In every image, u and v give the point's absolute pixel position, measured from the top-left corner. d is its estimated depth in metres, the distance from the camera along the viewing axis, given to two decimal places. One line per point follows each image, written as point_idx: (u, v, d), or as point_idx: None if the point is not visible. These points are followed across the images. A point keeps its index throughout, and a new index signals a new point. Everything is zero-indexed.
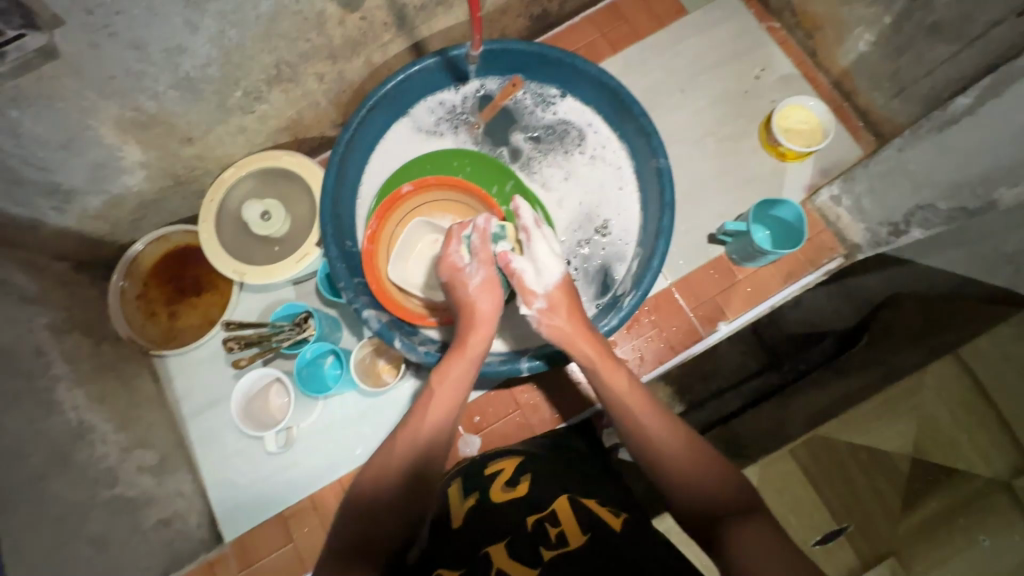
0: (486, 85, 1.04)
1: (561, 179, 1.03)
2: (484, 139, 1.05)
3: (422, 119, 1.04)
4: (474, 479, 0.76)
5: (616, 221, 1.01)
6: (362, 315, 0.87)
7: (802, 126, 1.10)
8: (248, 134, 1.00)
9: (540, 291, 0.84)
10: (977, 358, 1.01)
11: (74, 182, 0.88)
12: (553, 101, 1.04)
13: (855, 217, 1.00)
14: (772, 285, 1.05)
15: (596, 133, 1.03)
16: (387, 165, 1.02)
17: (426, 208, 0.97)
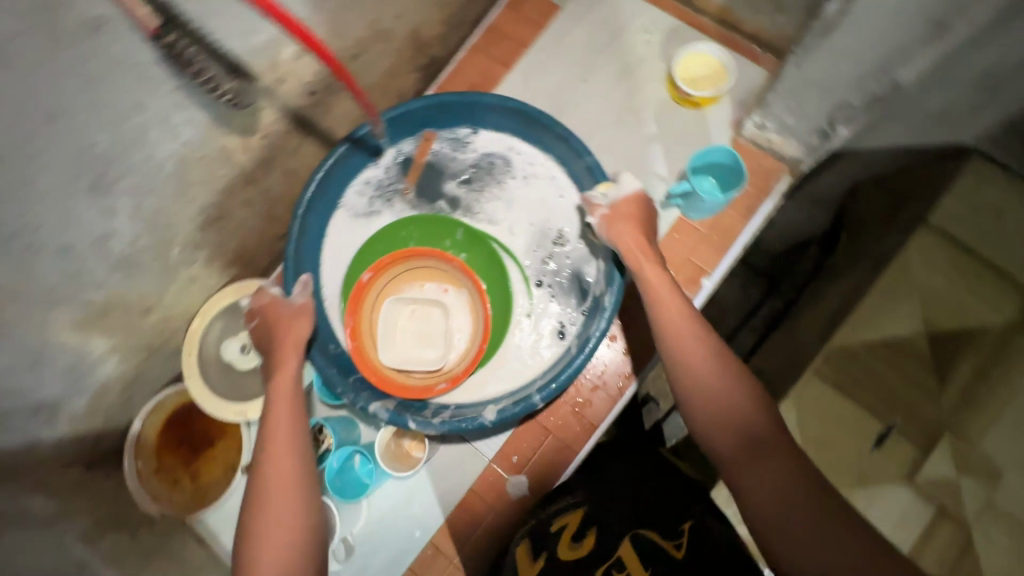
0: (402, 148, 1.05)
1: (505, 209, 1.05)
2: (419, 200, 1.06)
3: (354, 204, 1.04)
4: (541, 537, 0.84)
5: (569, 228, 1.03)
6: (369, 411, 0.89)
7: (704, 72, 1.12)
8: (201, 280, 1.00)
9: (605, 204, 0.92)
10: (948, 221, 1.02)
11: (53, 392, 0.88)
12: (468, 139, 1.06)
13: (784, 135, 1.02)
14: (738, 226, 1.07)
15: (519, 154, 1.06)
16: (339, 258, 1.03)
17: (393, 284, 1.00)
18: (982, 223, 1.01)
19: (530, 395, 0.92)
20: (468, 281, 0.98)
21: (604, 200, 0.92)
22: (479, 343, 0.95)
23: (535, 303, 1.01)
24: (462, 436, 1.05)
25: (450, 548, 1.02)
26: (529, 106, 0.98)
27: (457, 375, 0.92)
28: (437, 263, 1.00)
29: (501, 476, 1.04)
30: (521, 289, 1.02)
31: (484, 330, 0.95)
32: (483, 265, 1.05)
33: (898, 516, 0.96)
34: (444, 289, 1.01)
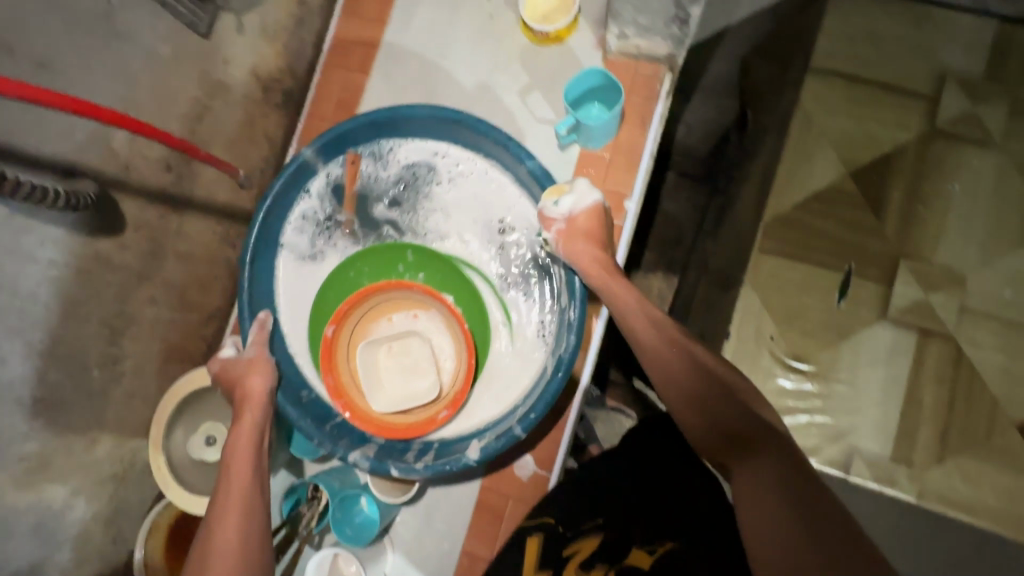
0: (331, 174, 1.02)
1: (444, 216, 1.01)
2: (361, 228, 1.02)
3: (296, 245, 1.01)
4: (553, 554, 0.87)
5: (514, 216, 1.00)
6: (348, 459, 0.89)
7: (553, 6, 1.10)
8: (140, 390, 0.97)
9: (560, 217, 0.91)
10: (830, 58, 1.00)
11: (29, 557, 0.84)
12: (390, 154, 1.03)
13: (647, 36, 0.99)
14: (638, 139, 1.05)
15: (445, 157, 1.03)
16: (296, 306, 0.99)
17: (365, 321, 0.93)
18: (863, 49, 1.00)
19: (510, 426, 0.89)
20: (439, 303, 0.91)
21: (559, 212, 0.90)
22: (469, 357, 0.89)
23: (505, 304, 0.97)
24: None
25: (485, 550, 1.01)
26: (445, 108, 0.95)
27: (455, 397, 0.88)
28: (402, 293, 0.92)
29: (506, 463, 1.02)
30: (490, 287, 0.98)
31: (469, 346, 0.88)
32: (446, 279, 0.97)
33: (886, 353, 0.95)
34: (415, 316, 0.94)
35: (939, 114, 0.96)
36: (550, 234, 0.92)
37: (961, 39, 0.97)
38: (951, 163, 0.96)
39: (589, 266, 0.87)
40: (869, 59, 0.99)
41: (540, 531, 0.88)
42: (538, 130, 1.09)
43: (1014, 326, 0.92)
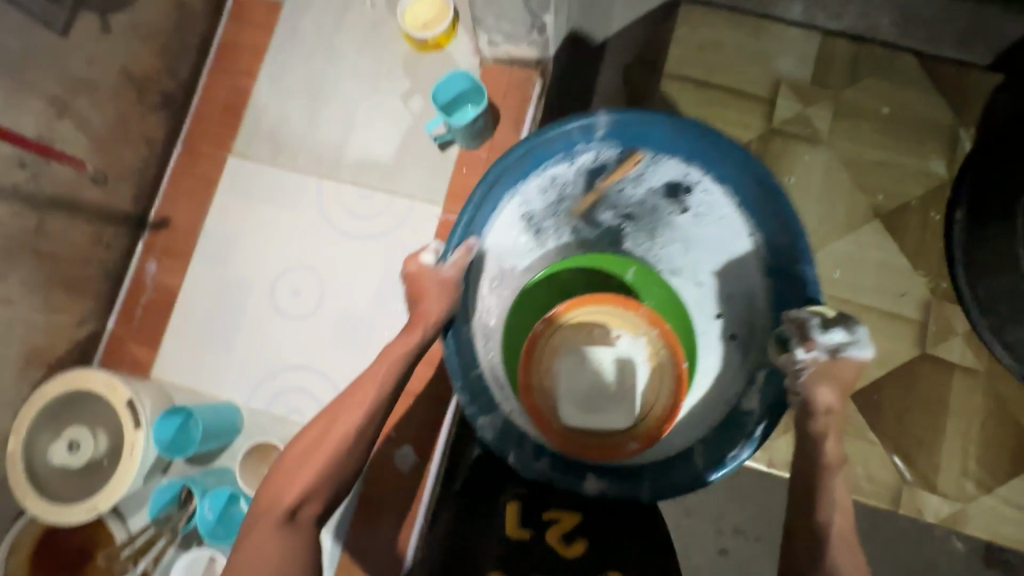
0: (601, 154, 0.82)
1: (676, 251, 0.89)
2: (581, 224, 0.91)
3: (530, 199, 0.84)
4: (535, 504, 0.85)
5: (741, 281, 0.83)
6: (475, 422, 0.76)
7: (431, 13, 1.14)
8: None
9: (824, 348, 0.68)
10: (677, 66, 1.10)
11: None
12: (645, 176, 0.84)
13: (515, 43, 1.06)
14: (512, 140, 1.11)
15: (702, 192, 0.80)
16: (503, 261, 0.87)
17: (577, 320, 0.85)
18: (707, 58, 1.10)
19: (637, 488, 0.77)
20: (657, 333, 0.83)
21: (825, 345, 0.68)
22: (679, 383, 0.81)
23: (710, 344, 0.87)
24: None
25: (365, 541, 1.03)
26: (766, 171, 0.75)
27: (650, 434, 0.80)
28: (625, 312, 0.84)
29: (386, 455, 1.06)
30: (707, 330, 0.88)
31: (682, 383, 0.82)
32: (665, 302, 0.89)
33: None
34: (617, 336, 0.84)
35: (774, 117, 1.07)
36: (807, 353, 0.69)
37: (794, 49, 1.09)
38: (787, 160, 1.06)
39: (819, 409, 0.68)
40: (719, 65, 1.10)
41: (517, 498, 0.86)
42: (419, 132, 1.14)
43: (844, 302, 1.03)
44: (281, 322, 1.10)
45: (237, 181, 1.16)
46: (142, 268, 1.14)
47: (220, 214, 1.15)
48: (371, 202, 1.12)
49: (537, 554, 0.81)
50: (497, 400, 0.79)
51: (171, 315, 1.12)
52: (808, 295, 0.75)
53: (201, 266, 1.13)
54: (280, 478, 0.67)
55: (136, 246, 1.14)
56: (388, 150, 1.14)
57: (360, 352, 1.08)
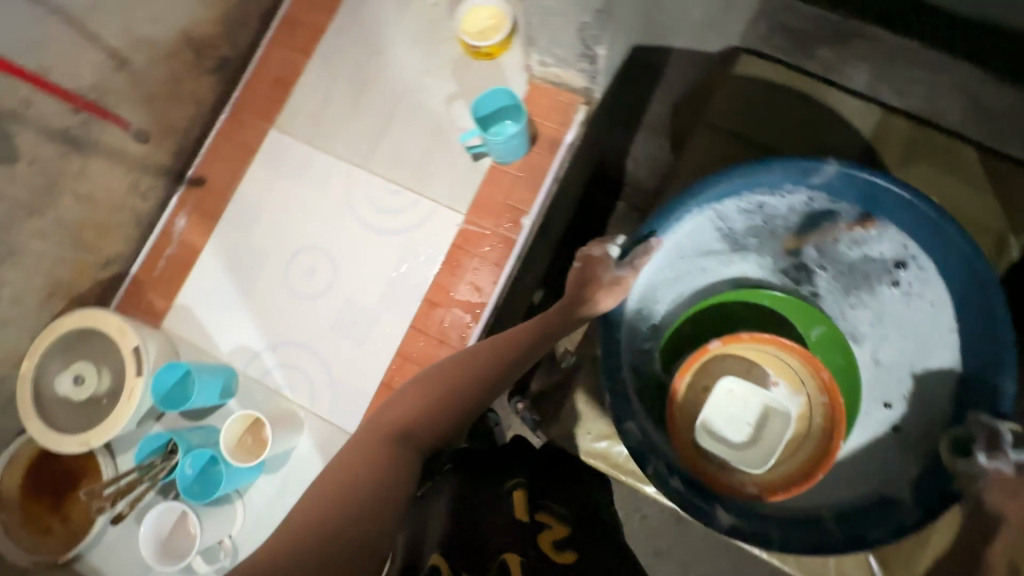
0: (818, 201, 0.85)
1: (867, 317, 0.88)
2: (778, 259, 0.92)
3: (727, 219, 0.88)
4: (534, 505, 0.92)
5: (923, 363, 0.83)
6: (624, 423, 0.80)
7: (489, 22, 1.15)
8: (16, 321, 0.99)
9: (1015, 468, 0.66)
10: (720, 116, 1.07)
11: None
12: (867, 240, 0.85)
13: (565, 66, 1.06)
14: (545, 162, 1.11)
15: (915, 272, 0.82)
16: (694, 263, 0.91)
17: (739, 353, 0.85)
18: (752, 114, 1.06)
19: (762, 529, 0.77)
20: (824, 402, 0.80)
21: (1016, 458, 0.65)
22: (833, 444, 0.77)
23: (872, 427, 0.85)
24: (323, 417, 1.08)
25: None
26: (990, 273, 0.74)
27: (776, 487, 0.77)
28: (800, 368, 0.82)
29: None
30: (874, 409, 0.86)
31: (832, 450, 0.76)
32: (843, 371, 0.88)
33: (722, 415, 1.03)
34: (773, 382, 0.84)
35: None
36: (987, 459, 0.67)
37: (845, 120, 1.05)
38: None
39: None
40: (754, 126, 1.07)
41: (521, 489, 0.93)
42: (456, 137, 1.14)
43: None
44: (291, 298, 1.13)
45: (274, 154, 1.19)
46: (171, 222, 1.18)
47: (252, 183, 1.18)
48: (397, 198, 1.14)
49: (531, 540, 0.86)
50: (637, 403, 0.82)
51: (191, 271, 1.17)
52: (994, 407, 0.75)
53: (227, 230, 1.17)
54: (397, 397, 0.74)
55: (169, 199, 1.18)
56: (423, 149, 1.15)
57: (360, 343, 1.10)
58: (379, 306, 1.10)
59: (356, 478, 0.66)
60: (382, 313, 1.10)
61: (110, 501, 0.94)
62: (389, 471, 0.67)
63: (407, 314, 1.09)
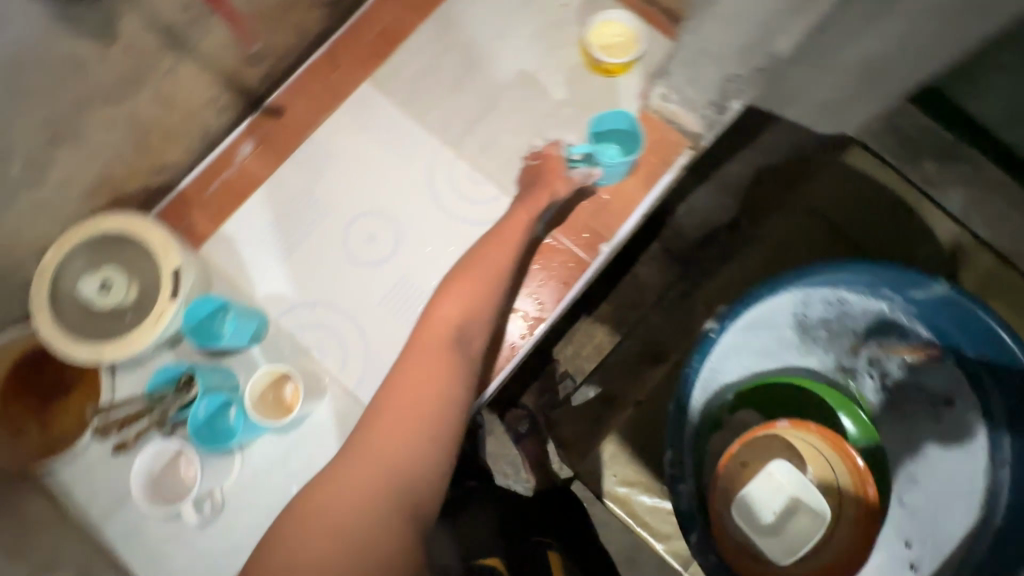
0: (896, 314, 0.89)
1: (904, 443, 0.92)
2: (840, 363, 0.95)
3: (810, 306, 0.91)
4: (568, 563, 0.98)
5: (952, 503, 0.88)
6: (676, 486, 0.82)
7: (617, 40, 1.11)
8: (52, 207, 0.90)
9: None
10: (819, 198, 1.12)
11: None
12: (924, 368, 0.90)
13: (687, 108, 1.04)
14: (638, 195, 1.09)
15: (962, 409, 0.88)
16: (765, 337, 0.93)
17: (786, 439, 0.84)
18: (852, 207, 1.10)
19: None
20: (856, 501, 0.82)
21: None
22: (866, 558, 0.80)
23: (883, 550, 0.91)
24: (347, 391, 1.03)
25: None
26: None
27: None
28: (836, 461, 0.82)
29: None
30: (889, 533, 0.91)
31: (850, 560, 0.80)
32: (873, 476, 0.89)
33: None
34: (809, 472, 0.82)
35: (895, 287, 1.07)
36: None
37: (934, 235, 1.07)
38: None
39: None
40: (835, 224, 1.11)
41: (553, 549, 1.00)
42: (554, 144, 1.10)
43: None
44: (343, 259, 1.07)
45: (362, 107, 1.12)
46: (236, 146, 1.11)
47: (330, 129, 1.12)
48: (480, 188, 1.09)
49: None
50: (687, 463, 0.84)
51: (243, 202, 1.09)
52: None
53: (292, 170, 1.10)
54: (411, 348, 0.82)
55: (239, 122, 1.11)
56: (517, 147, 1.10)
57: (404, 325, 1.04)
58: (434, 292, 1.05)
59: (397, 427, 0.75)
60: (435, 300, 1.05)
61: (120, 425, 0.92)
62: (424, 413, 0.76)
63: None
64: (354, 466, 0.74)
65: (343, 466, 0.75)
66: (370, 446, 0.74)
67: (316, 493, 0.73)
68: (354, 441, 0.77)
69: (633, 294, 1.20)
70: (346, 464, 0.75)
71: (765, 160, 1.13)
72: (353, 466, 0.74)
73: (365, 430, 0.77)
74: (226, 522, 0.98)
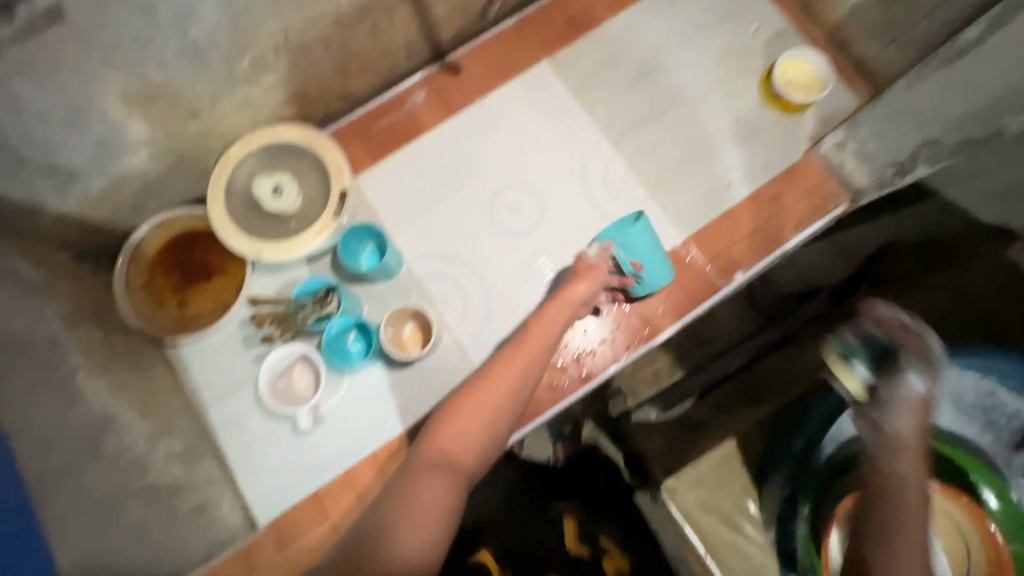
0: None
1: None
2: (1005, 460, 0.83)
3: (961, 391, 0.84)
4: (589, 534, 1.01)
5: None
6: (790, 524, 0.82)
7: (801, 80, 1.13)
8: (254, 107, 0.97)
9: None
10: (956, 280, 0.93)
11: (76, 162, 0.83)
12: None
13: (861, 161, 1.05)
14: (784, 233, 1.09)
15: None
16: None
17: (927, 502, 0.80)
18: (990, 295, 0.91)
19: None
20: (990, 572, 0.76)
21: None
22: None
23: None
24: (460, 347, 1.05)
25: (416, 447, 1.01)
26: None
27: None
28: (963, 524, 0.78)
29: None
30: None
31: None
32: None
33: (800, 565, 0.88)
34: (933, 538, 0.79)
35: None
36: None
37: None
38: None
39: None
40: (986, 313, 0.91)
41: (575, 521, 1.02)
42: (711, 165, 1.12)
43: None
44: (484, 222, 1.10)
45: (536, 84, 1.15)
46: (411, 92, 1.14)
47: (503, 97, 1.15)
48: (631, 189, 1.11)
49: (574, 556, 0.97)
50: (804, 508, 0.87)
51: (405, 146, 1.13)
52: None
53: (457, 127, 1.14)
54: (487, 376, 0.83)
55: (416, 70, 1.14)
56: (674, 159, 1.12)
57: (528, 300, 1.07)
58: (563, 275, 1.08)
59: (458, 444, 0.76)
60: None
61: (268, 320, 1.03)
62: (490, 425, 0.79)
63: None
64: (430, 487, 0.71)
65: (423, 484, 0.71)
66: (436, 452, 0.76)
67: (385, 505, 0.71)
68: (418, 464, 0.75)
69: (706, 333, 1.23)
70: (421, 479, 0.72)
71: (898, 232, 1.02)
72: (427, 482, 0.71)
73: (433, 443, 0.77)
74: (320, 436, 1.02)
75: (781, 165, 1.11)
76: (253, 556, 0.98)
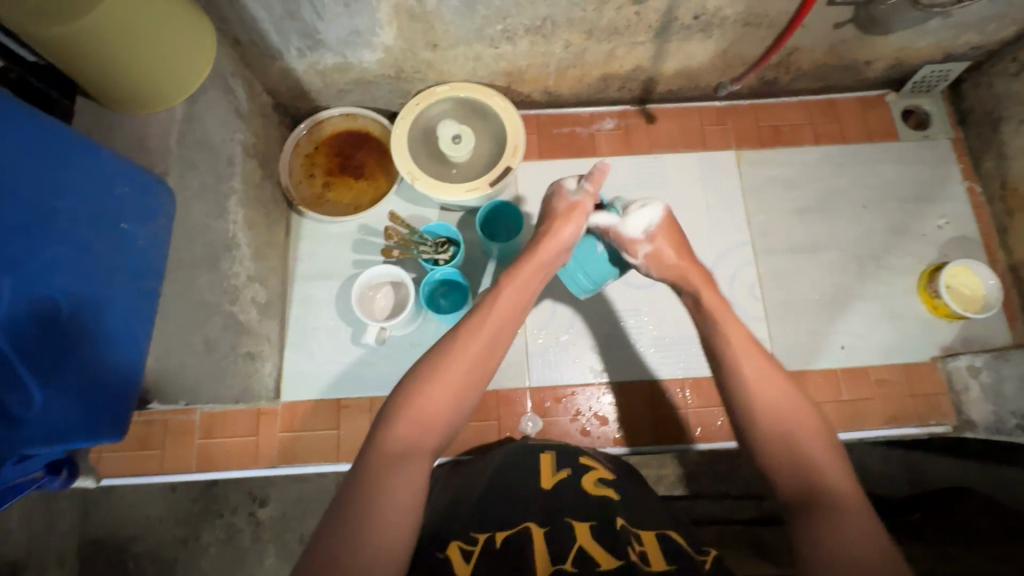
0: None
1: None
2: None
3: None
4: (570, 459, 0.80)
5: None
6: None
7: (965, 290, 1.08)
8: (478, 64, 1.06)
9: None
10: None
11: (329, 36, 0.95)
12: None
13: (985, 396, 0.99)
14: (872, 418, 1.05)
15: None
16: None
17: None
18: None
19: None
20: None
21: None
22: None
23: None
24: (525, 347, 1.10)
25: None
26: None
27: None
28: None
29: (526, 406, 1.07)
30: None
31: None
32: None
33: None
34: None
35: None
36: None
37: None
38: None
39: None
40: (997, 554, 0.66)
41: (555, 451, 0.82)
42: (834, 321, 1.10)
43: None
44: None
45: (714, 167, 1.19)
46: (602, 118, 1.21)
47: (678, 161, 1.19)
48: (751, 302, 1.11)
49: (549, 500, 0.70)
50: None
51: (572, 157, 1.19)
52: None
53: (625, 165, 1.19)
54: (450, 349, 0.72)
55: (619, 103, 1.21)
56: (803, 297, 1.12)
57: (605, 342, 1.11)
58: (646, 340, 1.11)
59: (415, 437, 0.65)
60: (641, 347, 1.11)
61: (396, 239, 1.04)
62: (453, 403, 0.69)
63: (655, 370, 1.09)
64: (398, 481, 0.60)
65: (390, 473, 0.61)
66: (396, 443, 0.64)
67: (343, 505, 0.58)
68: (376, 461, 0.62)
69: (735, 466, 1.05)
70: (386, 466, 0.61)
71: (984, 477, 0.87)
72: (392, 473, 0.60)
73: (391, 434, 0.65)
74: (371, 354, 1.08)
75: (903, 356, 1.08)
76: (262, 421, 1.05)
